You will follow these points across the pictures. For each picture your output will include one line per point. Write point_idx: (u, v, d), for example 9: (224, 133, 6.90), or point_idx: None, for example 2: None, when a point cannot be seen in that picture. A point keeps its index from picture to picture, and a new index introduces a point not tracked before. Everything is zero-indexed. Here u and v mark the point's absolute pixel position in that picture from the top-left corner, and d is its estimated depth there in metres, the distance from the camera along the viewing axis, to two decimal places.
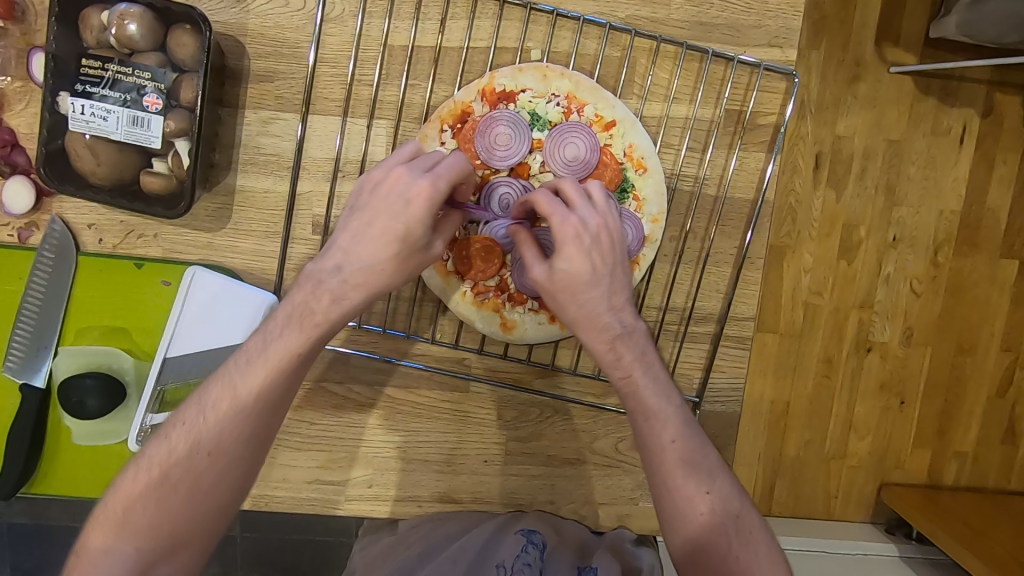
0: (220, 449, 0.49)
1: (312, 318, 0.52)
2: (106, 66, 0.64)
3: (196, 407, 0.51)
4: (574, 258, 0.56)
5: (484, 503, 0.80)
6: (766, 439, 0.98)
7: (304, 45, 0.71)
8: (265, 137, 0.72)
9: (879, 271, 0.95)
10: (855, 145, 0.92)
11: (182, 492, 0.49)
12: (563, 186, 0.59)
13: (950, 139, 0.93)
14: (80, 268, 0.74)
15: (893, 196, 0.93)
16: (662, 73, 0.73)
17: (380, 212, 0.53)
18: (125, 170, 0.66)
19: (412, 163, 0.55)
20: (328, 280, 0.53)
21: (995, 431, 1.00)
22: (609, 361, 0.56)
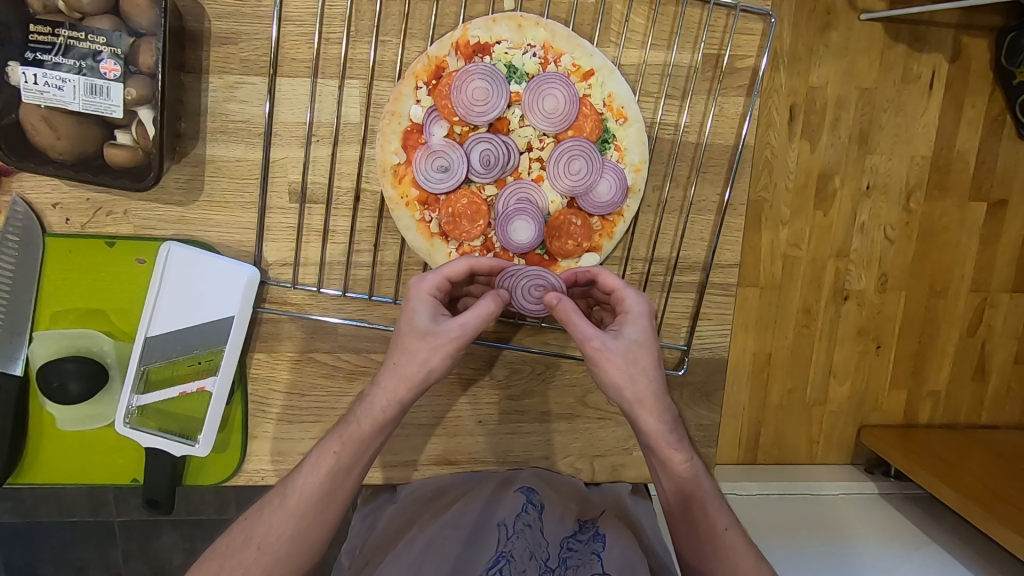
0: (297, 533, 0.64)
1: (359, 433, 0.63)
2: (57, 32, 0.60)
3: (287, 493, 0.64)
4: (641, 345, 0.61)
5: (481, 463, 0.81)
6: (750, 389, 1.01)
7: (267, 3, 0.68)
8: (233, 103, 0.70)
9: (856, 221, 0.97)
10: (832, 95, 0.92)
11: (268, 565, 0.63)
12: (607, 276, 0.64)
13: (920, 85, 0.93)
14: (49, 250, 0.71)
15: (866, 144, 0.94)
16: (638, 19, 0.71)
17: (410, 352, 0.61)
18: (87, 143, 0.63)
19: (422, 309, 0.61)
20: (371, 407, 0.63)
21: (966, 368, 1.03)
22: (670, 445, 0.64)
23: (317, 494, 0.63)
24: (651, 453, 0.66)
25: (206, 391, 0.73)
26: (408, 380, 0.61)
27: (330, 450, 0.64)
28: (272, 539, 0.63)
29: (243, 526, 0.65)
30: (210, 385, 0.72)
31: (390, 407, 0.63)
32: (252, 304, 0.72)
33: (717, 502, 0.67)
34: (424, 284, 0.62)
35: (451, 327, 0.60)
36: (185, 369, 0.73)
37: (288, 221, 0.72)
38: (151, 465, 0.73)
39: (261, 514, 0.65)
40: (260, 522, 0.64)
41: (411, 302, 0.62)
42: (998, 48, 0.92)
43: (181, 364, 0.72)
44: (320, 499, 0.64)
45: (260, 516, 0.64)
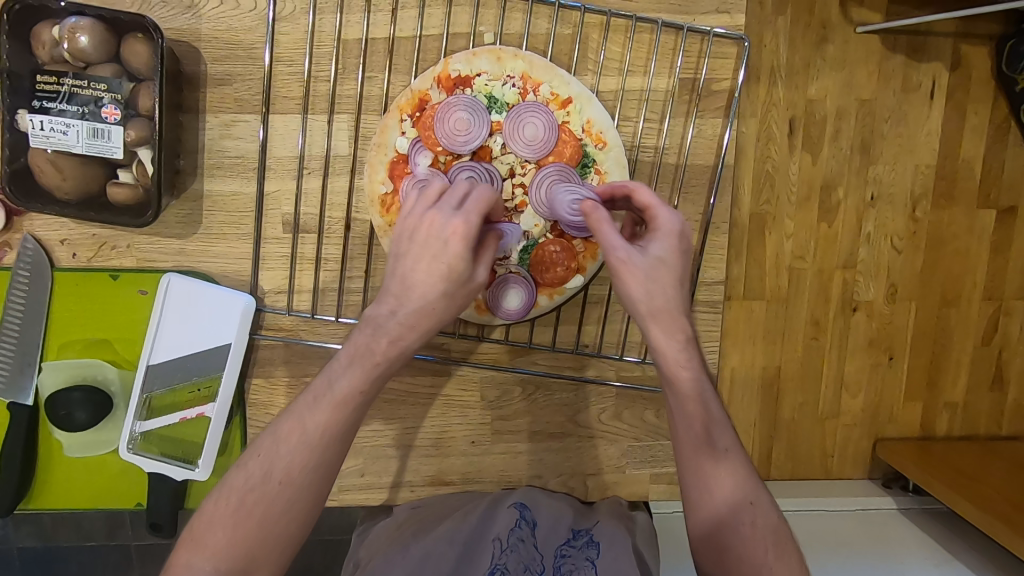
0: (321, 466, 0.53)
1: (378, 358, 0.55)
2: (62, 81, 0.64)
3: (306, 423, 0.53)
4: (664, 260, 0.59)
5: (475, 483, 0.82)
6: (760, 407, 1.00)
7: (259, 45, 0.72)
8: (228, 140, 0.73)
9: (861, 231, 0.97)
10: (826, 108, 0.94)
11: (291, 498, 0.52)
12: (643, 190, 0.62)
13: (921, 94, 0.94)
14: (57, 283, 0.75)
15: (868, 154, 0.95)
16: (615, 47, 0.74)
17: (429, 246, 0.56)
18: (91, 183, 0.67)
19: (445, 206, 0.58)
20: (385, 323, 0.55)
21: (983, 378, 1.02)
22: (681, 361, 0.59)
23: (341, 428, 0.53)
24: (684, 446, 0.60)
25: (206, 417, 0.75)
26: (433, 304, 0.56)
27: (352, 383, 0.54)
28: (292, 470, 0.52)
29: (255, 459, 0.53)
30: (210, 410, 0.75)
31: (409, 321, 0.56)
32: (248, 331, 0.75)
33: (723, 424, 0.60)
34: (451, 207, 0.58)
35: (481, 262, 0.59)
36: (186, 396, 0.75)
37: (283, 250, 0.75)
38: (154, 490, 0.76)
39: (246, 455, 0.54)
40: (279, 445, 0.53)
41: (434, 222, 0.57)
42: (998, 56, 0.94)
43: (183, 391, 0.75)
44: (343, 435, 0.54)
45: (276, 442, 0.53)
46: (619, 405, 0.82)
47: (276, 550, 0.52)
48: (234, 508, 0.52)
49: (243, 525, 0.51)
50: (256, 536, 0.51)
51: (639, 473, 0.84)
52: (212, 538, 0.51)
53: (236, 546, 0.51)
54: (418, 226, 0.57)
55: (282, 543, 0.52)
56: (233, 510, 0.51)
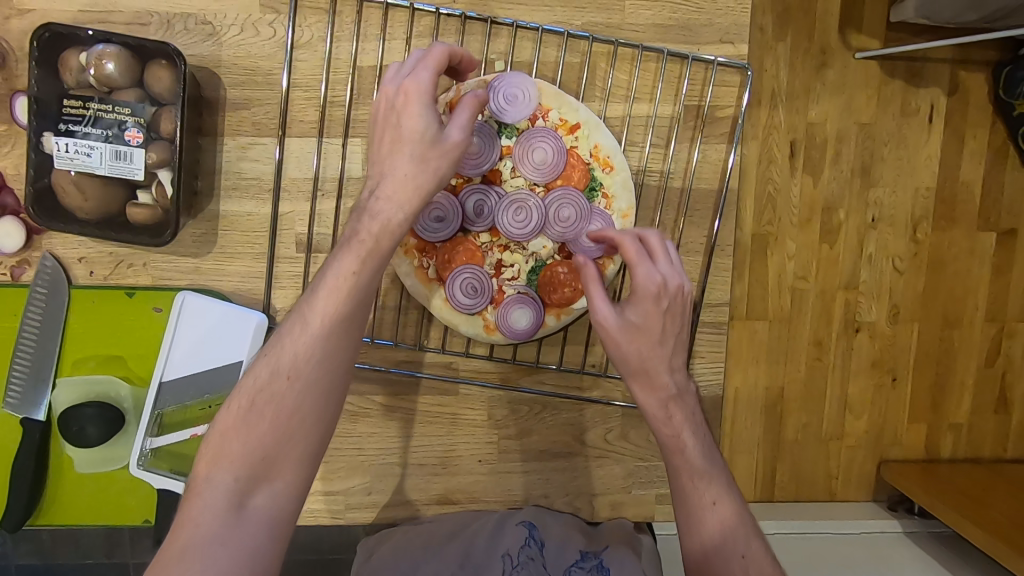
0: (326, 355, 0.52)
1: (370, 241, 0.55)
2: (87, 105, 0.66)
3: (307, 314, 0.53)
4: (642, 326, 0.62)
5: (481, 502, 0.83)
6: (763, 426, 1.00)
7: (277, 71, 0.74)
8: (245, 162, 0.75)
9: (863, 252, 0.98)
10: (827, 133, 0.96)
11: (303, 390, 0.51)
12: (625, 243, 0.64)
13: (920, 120, 0.97)
14: (73, 300, 0.76)
15: (870, 178, 0.97)
16: (622, 75, 0.76)
17: (400, 131, 0.58)
18: (112, 203, 0.68)
19: (417, 78, 0.59)
20: (375, 208, 0.57)
21: (987, 400, 1.03)
22: (662, 418, 0.62)
23: (348, 304, 0.53)
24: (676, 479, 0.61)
25: None
26: (422, 187, 0.58)
27: (346, 267, 0.54)
28: (298, 360, 0.51)
29: (262, 362, 0.53)
30: None
31: (395, 202, 0.57)
32: (260, 349, 0.76)
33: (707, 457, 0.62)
34: (425, 89, 0.59)
35: (459, 129, 0.59)
36: (198, 413, 0.76)
37: (295, 269, 0.77)
38: (163, 505, 0.77)
39: (255, 365, 0.53)
40: (284, 343, 0.52)
41: (412, 109, 0.58)
42: (995, 82, 0.96)
43: (194, 407, 0.76)
44: (351, 316, 0.53)
45: (280, 337, 0.53)
46: (625, 425, 0.83)
47: (294, 447, 0.51)
48: (275, 408, 0.51)
49: (252, 432, 0.50)
50: (271, 436, 0.51)
51: (644, 493, 0.84)
52: (230, 446, 0.50)
53: (252, 446, 0.50)
54: (395, 101, 0.59)
55: (296, 440, 0.51)
56: (242, 414, 0.51)
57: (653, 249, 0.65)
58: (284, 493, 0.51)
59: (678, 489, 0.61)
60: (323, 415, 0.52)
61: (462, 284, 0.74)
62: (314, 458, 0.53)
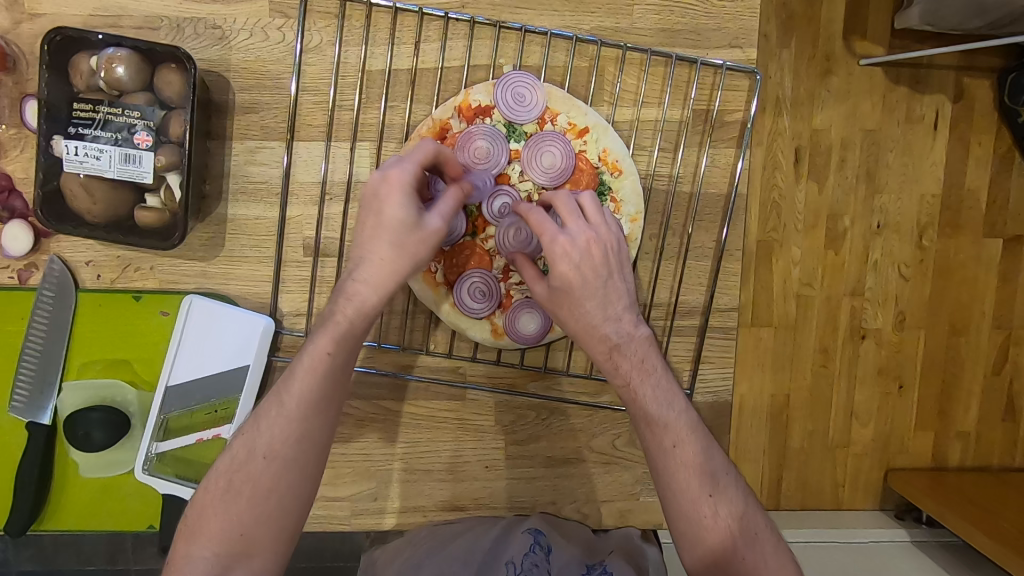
0: (303, 433, 0.55)
1: (341, 319, 0.57)
2: (97, 108, 0.67)
3: (283, 393, 0.56)
4: (567, 287, 0.62)
5: (488, 508, 0.82)
6: (769, 434, 0.99)
7: (286, 75, 0.74)
8: (253, 166, 0.75)
9: (868, 259, 0.98)
10: (835, 139, 0.95)
11: (279, 471, 0.54)
12: (524, 209, 0.63)
13: (926, 125, 0.96)
14: (80, 304, 0.76)
15: (876, 183, 0.97)
16: (630, 80, 0.76)
17: (366, 208, 0.60)
18: (120, 206, 0.68)
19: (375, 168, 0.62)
20: (345, 286, 0.59)
21: (995, 408, 1.02)
22: (650, 410, 0.60)
23: (318, 392, 0.56)
24: (663, 485, 0.58)
25: (223, 438, 0.76)
26: (399, 271, 0.59)
27: (321, 347, 0.57)
28: (275, 442, 0.54)
29: (239, 442, 0.56)
30: (226, 432, 0.76)
31: (364, 288, 0.58)
32: (266, 354, 0.76)
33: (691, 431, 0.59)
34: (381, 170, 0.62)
35: (436, 218, 0.61)
36: (204, 417, 0.76)
37: (303, 273, 0.77)
38: (168, 511, 0.77)
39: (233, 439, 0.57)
40: (260, 423, 0.55)
41: (394, 198, 0.59)
42: (1001, 88, 0.95)
43: (200, 412, 0.76)
44: (323, 400, 0.56)
45: (257, 420, 0.56)
46: (633, 431, 0.82)
47: (270, 527, 0.54)
48: (252, 488, 0.53)
49: (236, 503, 0.53)
50: (249, 515, 0.53)
51: (652, 500, 0.83)
52: (209, 524, 0.53)
53: (234, 520, 0.53)
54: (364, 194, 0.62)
55: (273, 519, 0.54)
56: (222, 493, 0.54)
57: (562, 212, 0.64)
58: (263, 572, 0.53)
59: (660, 470, 0.59)
60: (298, 494, 0.55)
61: (468, 288, 0.74)
62: (303, 501, 0.55)
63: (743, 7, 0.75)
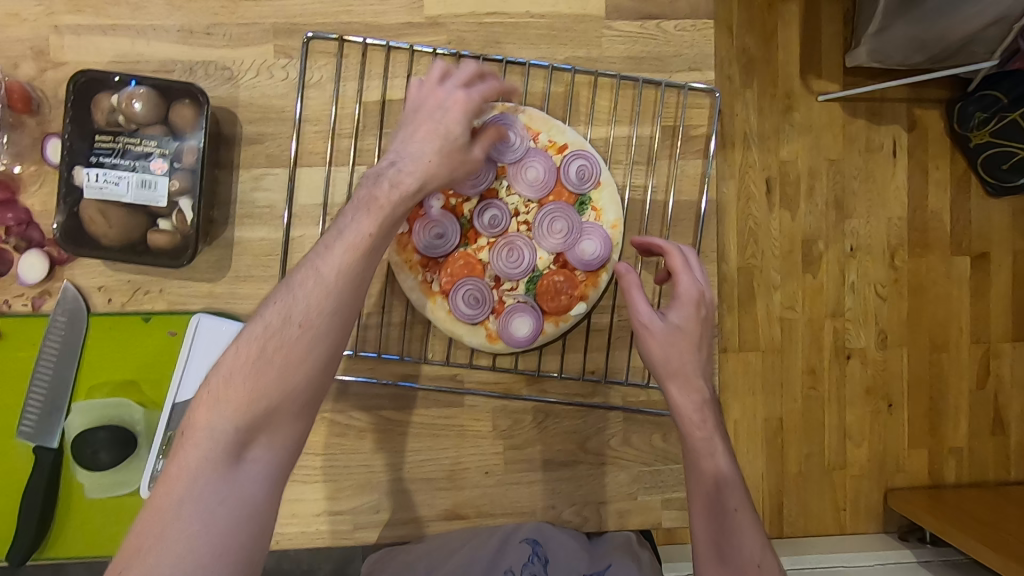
0: (337, 306, 0.55)
1: (382, 203, 0.61)
2: (117, 139, 0.72)
3: (320, 265, 0.56)
4: (683, 329, 0.67)
5: (489, 515, 0.83)
6: (766, 463, 1.04)
7: (289, 109, 0.81)
8: (259, 192, 0.81)
9: (845, 281, 1.04)
10: (801, 166, 1.04)
11: (312, 341, 0.54)
12: (675, 254, 0.69)
13: (884, 154, 1.05)
14: (91, 327, 0.79)
15: (843, 209, 1.04)
16: (603, 101, 0.84)
17: (424, 118, 0.68)
18: (134, 230, 0.73)
19: (441, 78, 0.70)
20: (386, 172, 0.64)
21: (983, 423, 1.06)
22: (694, 420, 0.66)
23: (360, 268, 0.57)
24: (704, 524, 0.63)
25: None
26: (440, 175, 0.66)
27: (363, 228, 0.59)
28: (310, 311, 0.54)
29: (272, 309, 0.55)
30: None
31: (409, 181, 0.64)
32: None
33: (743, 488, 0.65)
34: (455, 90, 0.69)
35: (479, 149, 0.70)
36: None
37: None
38: None
39: (264, 309, 0.55)
40: (295, 291, 0.55)
41: (456, 115, 0.68)
42: (949, 118, 1.04)
43: None
44: (360, 276, 0.57)
45: (293, 287, 0.55)
46: (626, 429, 0.85)
47: (293, 398, 0.53)
48: (285, 356, 0.53)
49: (235, 390, 0.51)
50: (275, 386, 0.52)
51: (649, 499, 0.85)
52: (219, 392, 0.52)
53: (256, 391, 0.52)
54: (426, 98, 0.69)
55: (299, 388, 0.53)
56: (242, 364, 0.52)
57: (689, 263, 0.70)
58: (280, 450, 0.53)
59: (713, 520, 0.63)
60: (321, 369, 0.54)
61: (464, 295, 0.79)
62: (321, 383, 0.55)
63: (699, 35, 0.84)
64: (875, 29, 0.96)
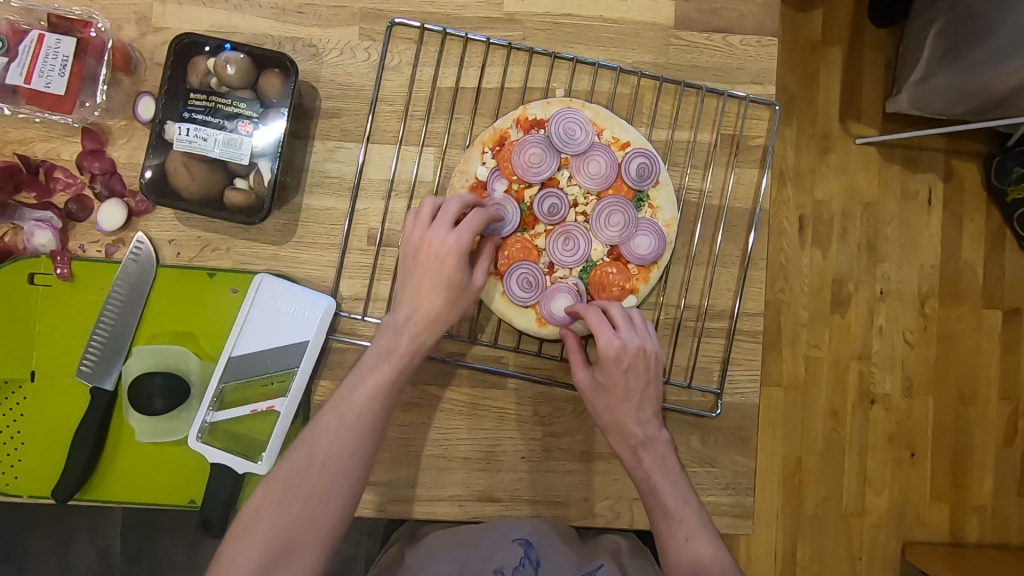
0: (353, 450, 0.68)
1: (401, 351, 0.73)
2: (209, 98, 0.77)
3: (342, 407, 0.69)
4: (607, 384, 0.76)
5: (521, 501, 0.84)
6: (784, 499, 1.27)
7: (366, 88, 0.85)
8: (330, 163, 0.84)
9: (873, 325, 1.28)
10: (834, 209, 1.28)
11: (328, 476, 0.66)
12: (613, 308, 0.77)
13: (922, 204, 1.29)
14: (158, 278, 0.82)
15: (875, 253, 1.27)
16: (666, 106, 0.87)
17: (425, 267, 0.75)
18: (214, 185, 0.77)
19: (438, 221, 0.76)
20: (403, 326, 0.74)
21: (1011, 481, 1.30)
22: (634, 463, 0.75)
23: (374, 412, 0.69)
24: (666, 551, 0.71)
25: (275, 411, 0.79)
26: (441, 314, 0.75)
27: (381, 376, 0.71)
28: (331, 454, 0.67)
29: (298, 451, 0.67)
30: (279, 405, 0.79)
31: (411, 340, 0.74)
32: (325, 332, 0.81)
33: (710, 536, 0.71)
34: (455, 240, 0.75)
35: (478, 275, 0.77)
36: (259, 390, 0.80)
37: (365, 260, 0.84)
38: (213, 484, 0.78)
39: (290, 453, 0.68)
40: (318, 437, 0.68)
41: (451, 260, 0.74)
42: (987, 172, 1.29)
43: (257, 384, 0.80)
44: (376, 415, 0.70)
45: (316, 433, 0.68)
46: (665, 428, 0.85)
47: (312, 525, 0.65)
48: (306, 492, 0.65)
49: (267, 518, 0.64)
50: (296, 515, 0.64)
51: None
52: (258, 528, 0.64)
53: (279, 528, 0.64)
54: (420, 245, 0.75)
55: (320, 513, 0.65)
56: (260, 509, 0.64)
57: (616, 319, 0.77)
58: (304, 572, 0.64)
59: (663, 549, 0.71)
60: (336, 493, 0.66)
61: (518, 277, 0.81)
62: (349, 501, 0.67)
63: (763, 51, 0.87)
64: (919, 79, 1.18)
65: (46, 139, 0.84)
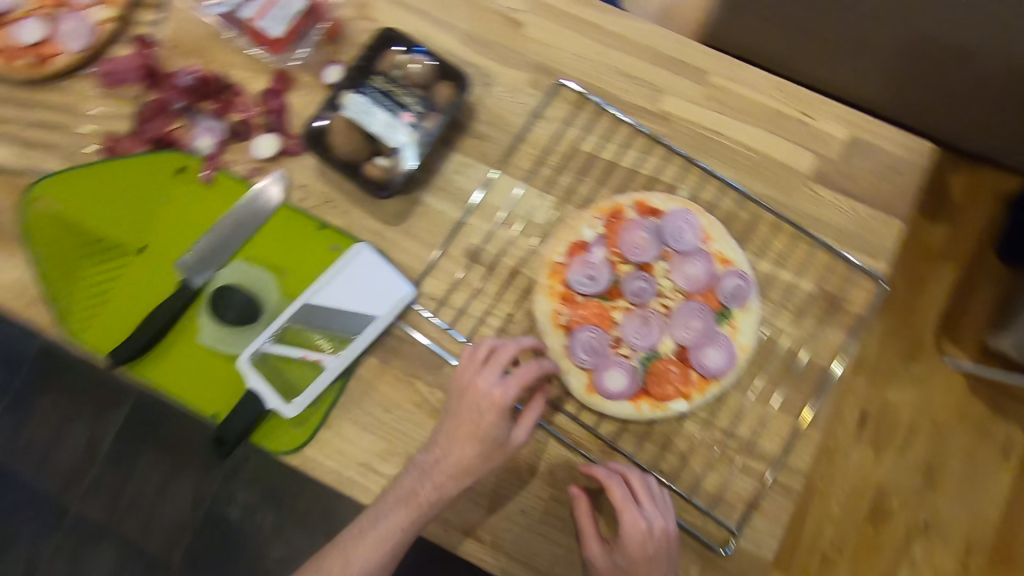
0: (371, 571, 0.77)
1: (420, 500, 0.76)
2: (388, 84, 0.87)
3: (352, 554, 0.78)
4: (627, 565, 0.74)
5: (500, 553, 0.81)
6: None
7: (516, 126, 0.93)
8: (460, 175, 0.92)
9: (908, 555, 1.20)
10: (900, 416, 1.24)
11: None
12: (636, 480, 0.77)
13: (1000, 450, 1.22)
14: (278, 212, 0.91)
15: (930, 481, 1.22)
16: (776, 242, 0.89)
17: (442, 463, 0.77)
18: (360, 154, 0.86)
19: (487, 372, 0.79)
20: (423, 482, 0.77)
21: None
22: None
23: (386, 553, 0.77)
24: None
25: (321, 365, 0.84)
26: (477, 438, 0.77)
27: (397, 522, 0.76)
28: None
29: (328, 562, 0.79)
30: (327, 360, 0.83)
31: (430, 494, 0.77)
32: (394, 315, 0.86)
33: None
34: (495, 399, 0.77)
35: (519, 431, 0.78)
36: (316, 340, 0.85)
37: (453, 268, 0.89)
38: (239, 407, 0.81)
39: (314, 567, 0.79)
40: (344, 559, 0.78)
41: (490, 416, 0.77)
42: None
43: (316, 335, 0.85)
44: (387, 553, 0.77)
45: (341, 557, 0.78)
46: None
47: None
48: None
49: None
50: None
51: None
52: None
53: None
54: (467, 388, 0.79)
55: None
56: None
57: (638, 494, 0.76)
58: None
59: None
60: None
61: (583, 340, 0.83)
62: None
63: (888, 227, 0.89)
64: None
65: (244, 69, 0.97)
